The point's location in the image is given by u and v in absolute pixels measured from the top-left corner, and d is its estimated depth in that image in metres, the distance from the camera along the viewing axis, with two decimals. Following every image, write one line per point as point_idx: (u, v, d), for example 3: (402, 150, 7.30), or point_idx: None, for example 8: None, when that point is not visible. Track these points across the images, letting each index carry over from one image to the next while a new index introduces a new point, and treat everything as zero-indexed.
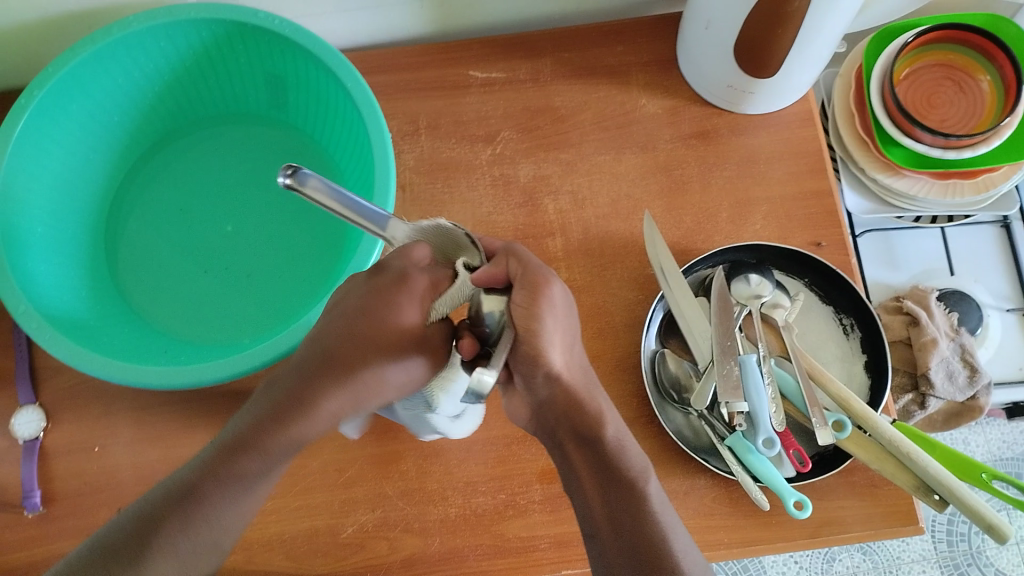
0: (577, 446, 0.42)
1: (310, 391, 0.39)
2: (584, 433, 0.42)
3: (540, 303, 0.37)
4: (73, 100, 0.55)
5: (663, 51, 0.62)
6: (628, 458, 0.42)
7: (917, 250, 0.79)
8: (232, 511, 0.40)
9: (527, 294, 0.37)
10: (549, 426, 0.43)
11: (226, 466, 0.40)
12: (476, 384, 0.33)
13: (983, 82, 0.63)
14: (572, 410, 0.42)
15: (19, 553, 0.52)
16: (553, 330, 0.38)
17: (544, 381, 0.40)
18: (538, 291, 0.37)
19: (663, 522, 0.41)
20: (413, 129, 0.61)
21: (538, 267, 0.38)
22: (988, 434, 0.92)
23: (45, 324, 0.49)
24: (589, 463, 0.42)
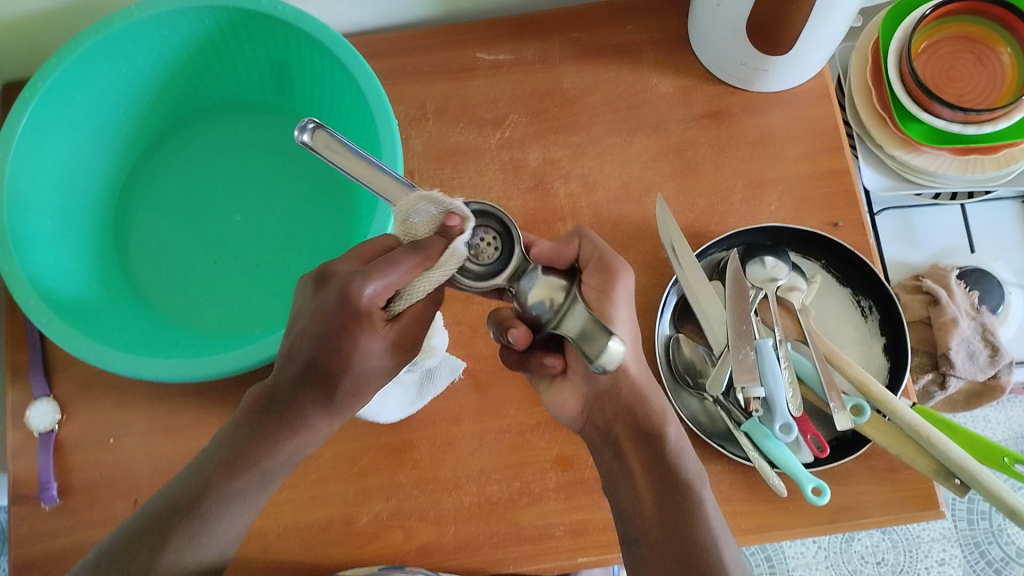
0: (632, 445, 0.42)
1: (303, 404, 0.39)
2: (642, 429, 0.42)
3: (615, 290, 0.42)
4: (78, 91, 0.54)
5: (675, 29, 0.61)
6: (683, 460, 0.42)
7: (937, 228, 0.77)
8: (233, 523, 0.39)
9: (601, 278, 0.42)
10: (601, 425, 0.43)
11: (222, 475, 0.38)
12: (608, 354, 0.32)
13: (1004, 55, 0.61)
14: (636, 405, 0.43)
15: (37, 545, 0.52)
16: (622, 318, 0.42)
17: (610, 372, 0.42)
18: (612, 277, 0.42)
19: (714, 529, 0.40)
20: (420, 114, 0.60)
21: (612, 253, 0.43)
22: (1010, 412, 0.91)
23: (55, 319, 0.48)
24: (643, 460, 0.42)
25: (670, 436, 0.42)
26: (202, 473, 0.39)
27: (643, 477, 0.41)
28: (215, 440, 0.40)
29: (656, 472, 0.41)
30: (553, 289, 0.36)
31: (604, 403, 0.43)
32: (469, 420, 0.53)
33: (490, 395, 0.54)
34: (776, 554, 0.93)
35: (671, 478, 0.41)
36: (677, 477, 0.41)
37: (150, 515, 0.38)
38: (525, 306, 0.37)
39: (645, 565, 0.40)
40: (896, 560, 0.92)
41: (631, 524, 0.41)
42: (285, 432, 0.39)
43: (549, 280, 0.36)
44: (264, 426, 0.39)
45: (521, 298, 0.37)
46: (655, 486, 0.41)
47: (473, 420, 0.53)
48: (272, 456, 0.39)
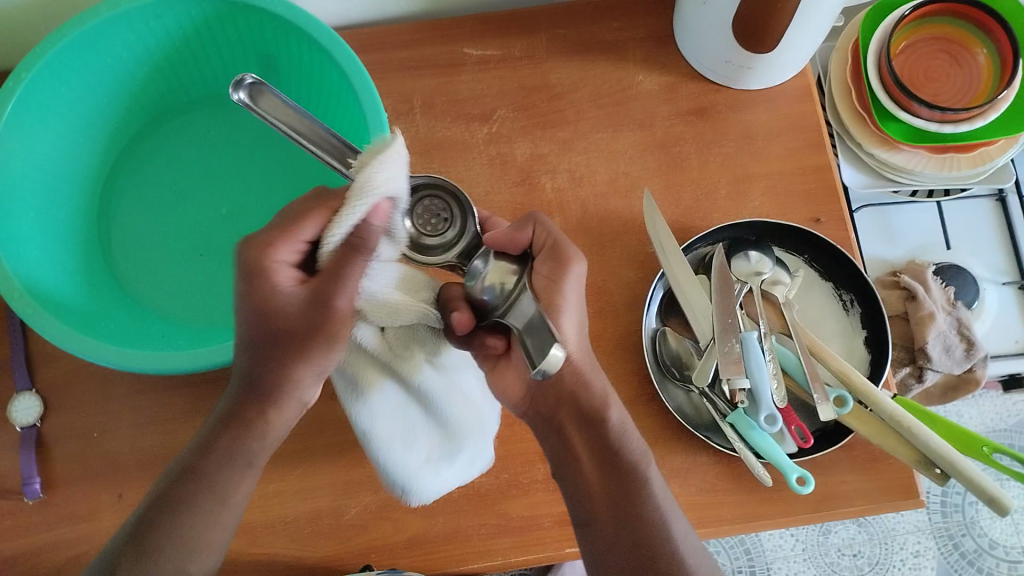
0: (576, 430, 0.41)
1: (249, 410, 0.42)
2: (586, 415, 0.41)
3: (566, 279, 0.40)
4: (64, 80, 0.54)
5: (661, 26, 0.62)
6: (628, 441, 0.41)
7: (914, 225, 0.79)
8: (209, 526, 0.43)
9: (553, 266, 0.40)
10: (545, 412, 0.42)
11: (177, 489, 0.42)
12: (548, 362, 0.33)
13: (980, 55, 0.62)
14: (581, 392, 0.41)
15: (22, 540, 0.52)
16: (573, 305, 0.40)
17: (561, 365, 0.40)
18: (564, 266, 0.40)
19: (663, 509, 0.41)
20: (408, 108, 0.61)
21: (566, 241, 0.41)
22: (982, 407, 0.93)
23: (42, 311, 0.48)
24: (589, 444, 0.41)
25: (613, 419, 0.41)
26: (160, 492, 0.43)
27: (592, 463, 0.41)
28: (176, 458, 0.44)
29: (603, 457, 0.41)
30: (504, 276, 0.38)
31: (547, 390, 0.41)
32: None
33: None
34: (754, 547, 0.94)
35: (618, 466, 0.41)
36: (622, 459, 0.41)
37: (115, 544, 0.42)
38: (474, 291, 0.38)
39: (600, 548, 0.40)
40: (872, 553, 0.93)
41: (581, 508, 0.41)
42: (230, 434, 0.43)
43: (500, 267, 0.38)
44: (212, 433, 0.43)
45: (473, 284, 0.38)
46: (603, 472, 0.41)
47: None
48: (219, 463, 0.43)
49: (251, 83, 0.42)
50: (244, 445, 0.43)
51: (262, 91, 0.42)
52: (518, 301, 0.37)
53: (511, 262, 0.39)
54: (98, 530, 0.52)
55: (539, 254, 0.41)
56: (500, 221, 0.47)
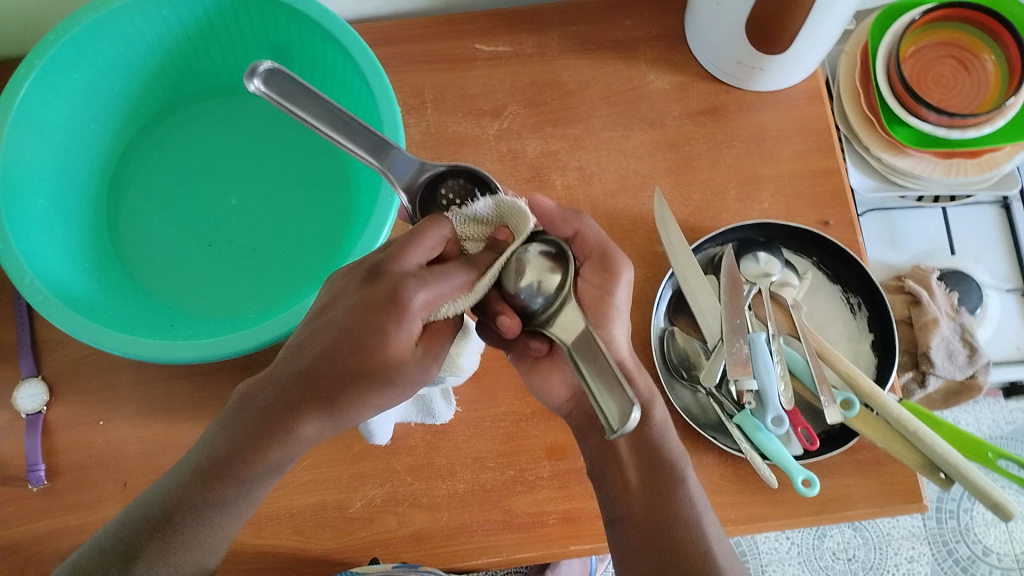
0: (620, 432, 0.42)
1: (295, 415, 0.36)
2: None
3: (616, 285, 0.42)
4: (75, 66, 0.53)
5: (673, 26, 0.62)
6: (667, 440, 0.42)
7: (918, 230, 0.79)
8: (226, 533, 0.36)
9: (603, 274, 0.43)
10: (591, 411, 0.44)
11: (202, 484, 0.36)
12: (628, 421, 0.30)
13: (988, 62, 0.63)
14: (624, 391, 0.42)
15: (23, 527, 0.51)
16: (621, 305, 0.43)
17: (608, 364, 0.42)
18: (614, 270, 0.42)
19: (697, 504, 0.41)
20: (419, 102, 0.60)
21: (614, 248, 0.43)
22: (979, 414, 0.93)
23: (51, 298, 0.48)
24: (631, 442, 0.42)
25: (657, 417, 0.42)
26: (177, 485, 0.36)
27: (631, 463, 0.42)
28: (198, 446, 0.38)
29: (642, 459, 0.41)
30: (543, 273, 0.38)
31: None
32: (463, 409, 0.54)
33: (485, 383, 0.54)
34: (750, 549, 0.95)
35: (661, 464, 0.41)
36: (662, 457, 0.41)
37: (127, 528, 0.35)
38: (514, 295, 0.38)
39: (627, 546, 0.40)
40: (867, 557, 0.94)
41: (614, 506, 0.41)
42: (272, 438, 0.36)
43: (539, 265, 0.38)
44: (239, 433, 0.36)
45: (513, 288, 0.38)
46: (641, 468, 0.41)
47: (467, 409, 0.54)
48: (252, 467, 0.36)
49: (267, 69, 0.40)
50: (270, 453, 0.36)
51: (277, 76, 0.40)
52: (558, 306, 0.37)
53: (551, 258, 0.39)
54: (101, 518, 0.51)
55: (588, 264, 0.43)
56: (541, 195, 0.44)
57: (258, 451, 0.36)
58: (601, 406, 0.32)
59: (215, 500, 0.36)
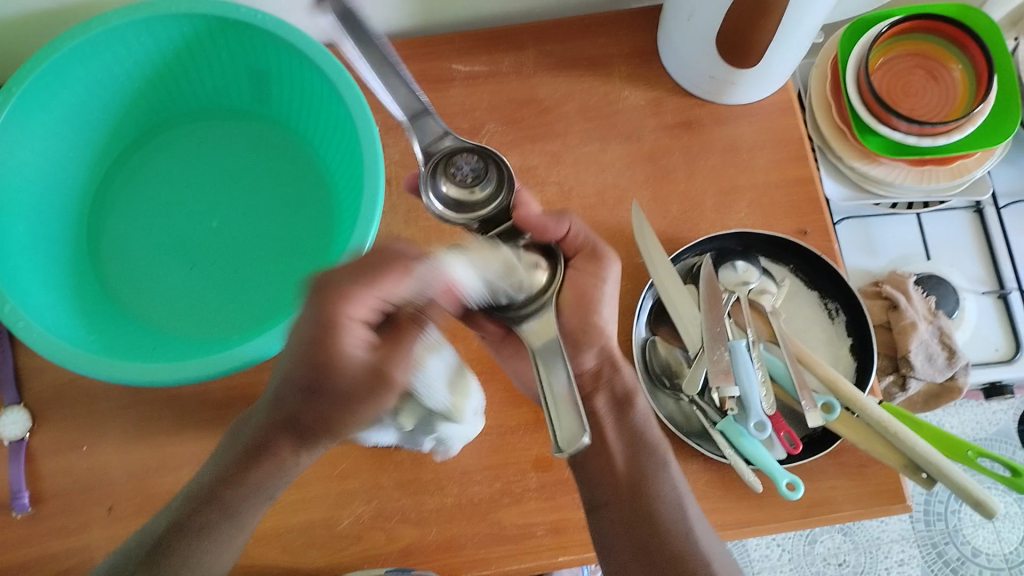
0: (611, 420, 0.48)
1: (273, 445, 0.44)
2: (619, 401, 0.48)
3: (605, 275, 0.47)
4: (53, 95, 0.54)
5: (646, 42, 0.63)
6: (650, 429, 0.48)
7: (894, 236, 0.81)
8: (224, 552, 0.44)
9: (589, 261, 0.47)
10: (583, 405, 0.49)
11: (195, 509, 0.43)
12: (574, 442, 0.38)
13: (955, 71, 0.64)
14: (614, 377, 0.49)
15: (9, 555, 0.51)
16: (609, 301, 0.48)
17: (598, 358, 0.49)
18: (601, 260, 0.47)
19: (681, 489, 0.46)
20: (398, 122, 0.61)
21: (602, 243, 0.48)
22: (963, 416, 0.94)
23: (32, 323, 0.48)
24: (622, 433, 0.48)
25: (641, 406, 0.48)
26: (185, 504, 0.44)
27: (620, 448, 0.47)
28: (205, 474, 0.45)
29: (630, 445, 0.47)
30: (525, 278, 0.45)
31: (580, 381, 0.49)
32: None
33: None
34: (741, 557, 0.95)
35: (643, 450, 0.47)
36: (647, 443, 0.47)
37: (133, 549, 0.43)
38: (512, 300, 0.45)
39: (606, 529, 0.45)
40: (857, 561, 0.94)
41: (599, 493, 0.46)
42: (254, 464, 0.44)
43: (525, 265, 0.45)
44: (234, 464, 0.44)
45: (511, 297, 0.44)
46: (627, 454, 0.47)
47: None
48: (234, 489, 0.44)
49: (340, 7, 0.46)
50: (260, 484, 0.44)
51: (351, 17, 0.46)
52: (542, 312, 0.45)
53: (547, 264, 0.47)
54: (87, 544, 0.51)
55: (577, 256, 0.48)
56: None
57: (243, 475, 0.44)
58: (554, 422, 0.39)
59: (200, 525, 0.43)
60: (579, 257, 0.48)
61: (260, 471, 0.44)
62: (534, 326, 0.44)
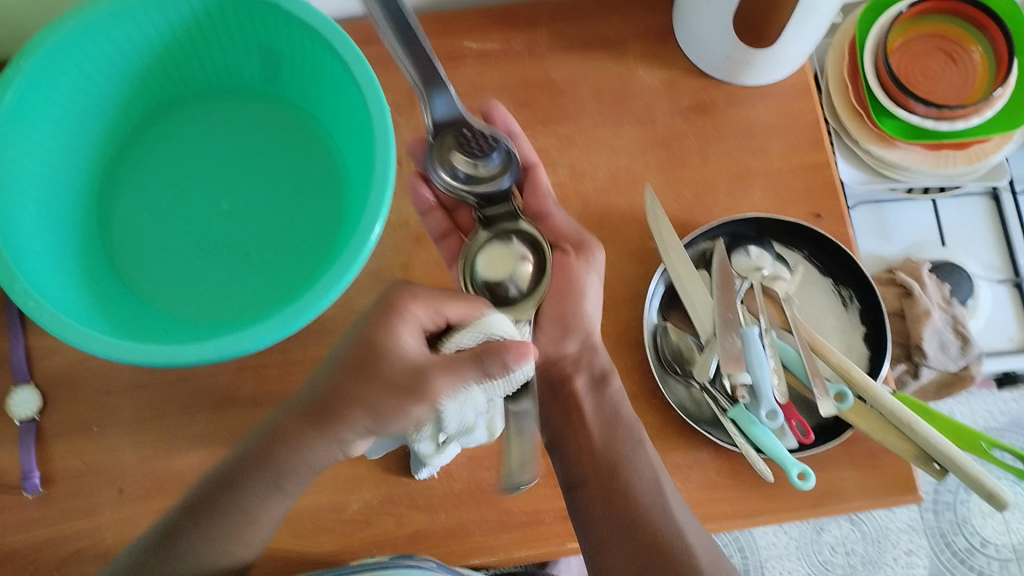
0: (582, 397, 0.51)
1: (305, 433, 0.46)
2: (596, 380, 0.51)
3: (597, 263, 0.50)
4: (64, 72, 0.53)
5: (660, 22, 0.62)
6: (625, 409, 0.51)
7: (909, 222, 0.80)
8: (261, 528, 0.47)
9: (581, 251, 0.50)
10: (555, 380, 0.52)
11: (225, 498, 0.46)
12: None
13: (975, 54, 0.63)
14: (592, 357, 0.51)
15: (20, 536, 0.51)
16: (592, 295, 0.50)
17: (580, 344, 0.51)
18: (592, 249, 0.50)
19: (654, 462, 0.49)
20: (409, 102, 0.60)
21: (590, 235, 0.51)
22: (974, 404, 0.94)
23: (42, 303, 0.47)
24: (595, 410, 0.51)
25: (614, 386, 0.51)
26: (210, 489, 0.47)
27: (597, 428, 0.51)
28: (227, 464, 0.48)
29: (607, 423, 0.50)
30: (509, 268, 0.48)
31: (562, 364, 0.52)
32: None
33: None
34: (748, 545, 0.95)
35: (618, 432, 0.50)
36: (620, 421, 0.50)
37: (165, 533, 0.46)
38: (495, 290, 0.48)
39: (587, 505, 0.49)
40: (865, 551, 0.94)
41: (575, 472, 0.50)
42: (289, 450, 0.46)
43: (510, 256, 0.49)
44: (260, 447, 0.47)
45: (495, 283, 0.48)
46: (603, 432, 0.50)
47: None
48: (264, 473, 0.46)
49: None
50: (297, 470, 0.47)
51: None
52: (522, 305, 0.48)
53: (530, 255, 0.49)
54: (99, 526, 0.51)
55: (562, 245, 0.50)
56: (542, 172, 0.52)
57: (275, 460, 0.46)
58: None
59: (236, 509, 0.46)
60: (568, 247, 0.50)
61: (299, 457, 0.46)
62: (524, 322, 0.48)
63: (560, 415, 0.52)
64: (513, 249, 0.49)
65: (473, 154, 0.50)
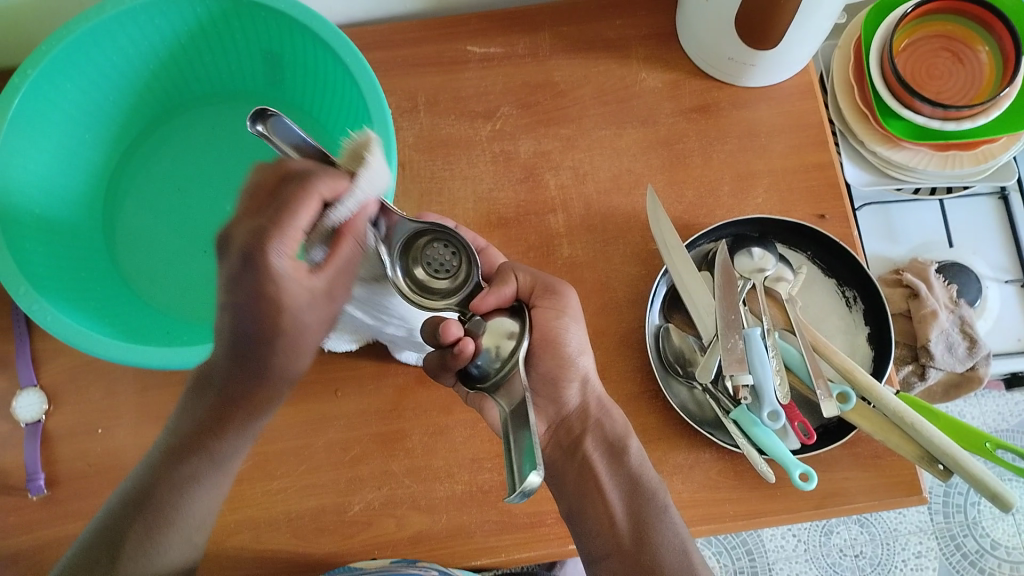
0: (602, 458, 0.47)
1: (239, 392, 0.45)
2: (612, 447, 0.47)
3: (568, 306, 0.47)
4: (67, 79, 0.54)
5: (664, 24, 0.62)
6: (647, 474, 0.47)
7: (916, 222, 0.79)
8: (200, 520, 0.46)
9: (554, 298, 0.47)
10: (567, 446, 0.48)
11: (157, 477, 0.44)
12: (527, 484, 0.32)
13: (981, 53, 0.62)
14: (603, 420, 0.48)
15: (25, 537, 0.52)
16: (577, 337, 0.47)
17: (578, 387, 0.48)
18: (561, 292, 0.47)
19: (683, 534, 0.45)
20: (412, 105, 0.61)
21: (551, 277, 0.48)
22: (984, 406, 0.93)
23: (46, 306, 0.48)
24: (615, 475, 0.46)
25: (633, 449, 0.47)
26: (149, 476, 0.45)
27: (615, 496, 0.46)
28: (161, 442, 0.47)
29: (629, 489, 0.46)
30: (496, 341, 0.41)
31: (569, 425, 0.48)
32: (461, 409, 0.53)
33: None
34: (756, 547, 0.94)
35: (641, 497, 0.46)
36: (644, 485, 0.46)
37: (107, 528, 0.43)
38: (478, 363, 0.40)
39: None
40: (874, 553, 0.93)
41: (597, 544, 0.45)
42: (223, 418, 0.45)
43: (495, 330, 0.41)
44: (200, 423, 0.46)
45: (469, 350, 0.40)
46: (626, 501, 0.46)
47: (465, 409, 0.53)
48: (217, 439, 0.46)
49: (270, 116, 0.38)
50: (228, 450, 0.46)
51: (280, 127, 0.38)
52: (512, 369, 0.39)
53: (513, 324, 0.42)
54: None
55: (537, 296, 0.46)
56: (497, 251, 0.52)
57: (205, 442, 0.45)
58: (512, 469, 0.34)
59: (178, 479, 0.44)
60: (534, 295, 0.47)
61: (236, 416, 0.46)
62: (508, 393, 0.39)
63: (574, 481, 0.47)
64: (493, 323, 0.41)
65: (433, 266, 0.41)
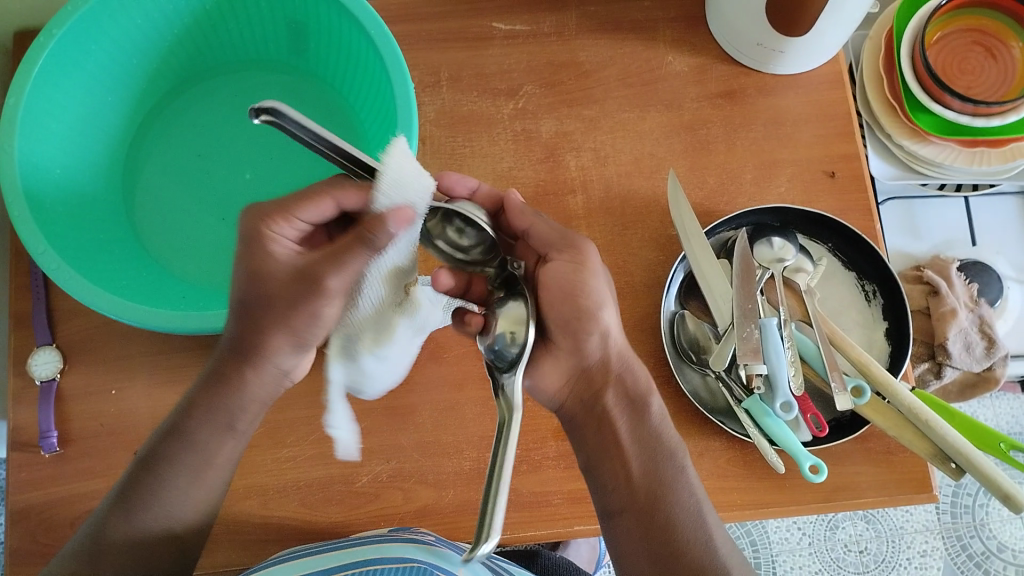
0: (620, 412, 0.45)
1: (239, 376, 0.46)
2: (632, 400, 0.45)
3: (588, 260, 0.45)
4: (93, 40, 0.54)
5: (693, 8, 0.61)
6: (665, 435, 0.46)
7: (940, 220, 0.78)
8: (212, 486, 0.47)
9: (572, 252, 0.44)
10: (586, 396, 0.46)
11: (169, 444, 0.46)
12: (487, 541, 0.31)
13: (1014, 49, 0.61)
14: (625, 376, 0.46)
15: (35, 493, 0.52)
16: (601, 289, 0.45)
17: (598, 342, 0.45)
18: (578, 247, 0.45)
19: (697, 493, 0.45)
20: (434, 80, 0.60)
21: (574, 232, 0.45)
22: (998, 408, 0.92)
23: (63, 265, 0.48)
24: (632, 433, 0.45)
25: (653, 404, 0.46)
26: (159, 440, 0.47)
27: (633, 452, 0.45)
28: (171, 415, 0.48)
29: (645, 449, 0.45)
30: (511, 325, 0.42)
31: (590, 377, 0.45)
32: (473, 387, 0.54)
33: None
34: (760, 538, 0.94)
35: (658, 457, 0.45)
36: (660, 445, 0.45)
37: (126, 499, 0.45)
38: (495, 353, 0.42)
39: (620, 539, 0.44)
40: (879, 550, 0.93)
41: (610, 499, 0.45)
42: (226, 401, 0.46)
43: (512, 315, 0.43)
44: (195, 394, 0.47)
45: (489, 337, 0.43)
46: (641, 457, 0.45)
47: (477, 387, 0.54)
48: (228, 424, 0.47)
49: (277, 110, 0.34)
50: (233, 408, 0.46)
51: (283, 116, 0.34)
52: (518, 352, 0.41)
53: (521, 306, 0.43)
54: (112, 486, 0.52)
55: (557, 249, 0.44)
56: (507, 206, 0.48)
57: (211, 411, 0.46)
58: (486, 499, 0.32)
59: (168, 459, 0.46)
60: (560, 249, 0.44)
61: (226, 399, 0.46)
62: (509, 385, 0.39)
63: (593, 440, 0.46)
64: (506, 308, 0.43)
65: (456, 246, 0.45)
